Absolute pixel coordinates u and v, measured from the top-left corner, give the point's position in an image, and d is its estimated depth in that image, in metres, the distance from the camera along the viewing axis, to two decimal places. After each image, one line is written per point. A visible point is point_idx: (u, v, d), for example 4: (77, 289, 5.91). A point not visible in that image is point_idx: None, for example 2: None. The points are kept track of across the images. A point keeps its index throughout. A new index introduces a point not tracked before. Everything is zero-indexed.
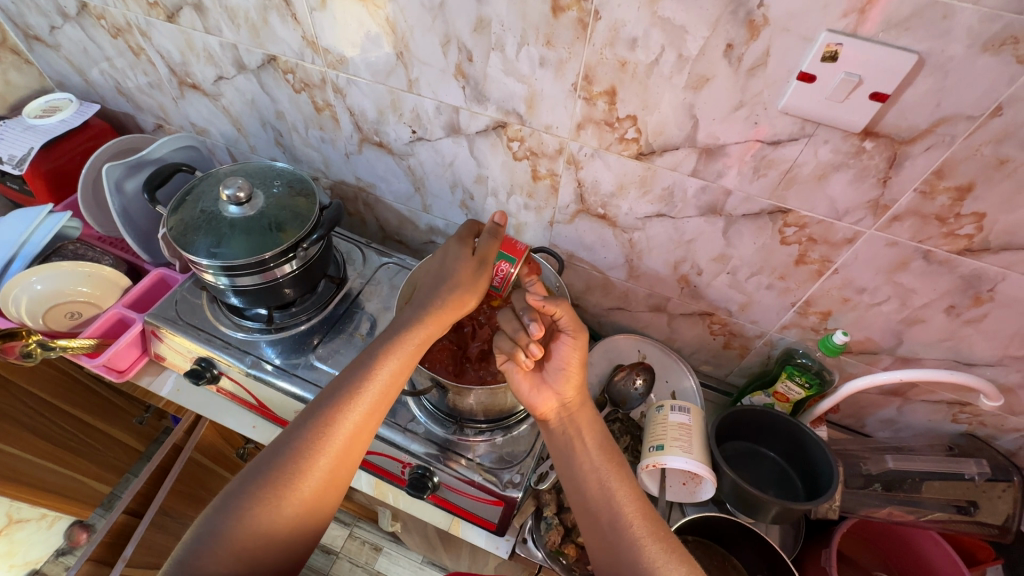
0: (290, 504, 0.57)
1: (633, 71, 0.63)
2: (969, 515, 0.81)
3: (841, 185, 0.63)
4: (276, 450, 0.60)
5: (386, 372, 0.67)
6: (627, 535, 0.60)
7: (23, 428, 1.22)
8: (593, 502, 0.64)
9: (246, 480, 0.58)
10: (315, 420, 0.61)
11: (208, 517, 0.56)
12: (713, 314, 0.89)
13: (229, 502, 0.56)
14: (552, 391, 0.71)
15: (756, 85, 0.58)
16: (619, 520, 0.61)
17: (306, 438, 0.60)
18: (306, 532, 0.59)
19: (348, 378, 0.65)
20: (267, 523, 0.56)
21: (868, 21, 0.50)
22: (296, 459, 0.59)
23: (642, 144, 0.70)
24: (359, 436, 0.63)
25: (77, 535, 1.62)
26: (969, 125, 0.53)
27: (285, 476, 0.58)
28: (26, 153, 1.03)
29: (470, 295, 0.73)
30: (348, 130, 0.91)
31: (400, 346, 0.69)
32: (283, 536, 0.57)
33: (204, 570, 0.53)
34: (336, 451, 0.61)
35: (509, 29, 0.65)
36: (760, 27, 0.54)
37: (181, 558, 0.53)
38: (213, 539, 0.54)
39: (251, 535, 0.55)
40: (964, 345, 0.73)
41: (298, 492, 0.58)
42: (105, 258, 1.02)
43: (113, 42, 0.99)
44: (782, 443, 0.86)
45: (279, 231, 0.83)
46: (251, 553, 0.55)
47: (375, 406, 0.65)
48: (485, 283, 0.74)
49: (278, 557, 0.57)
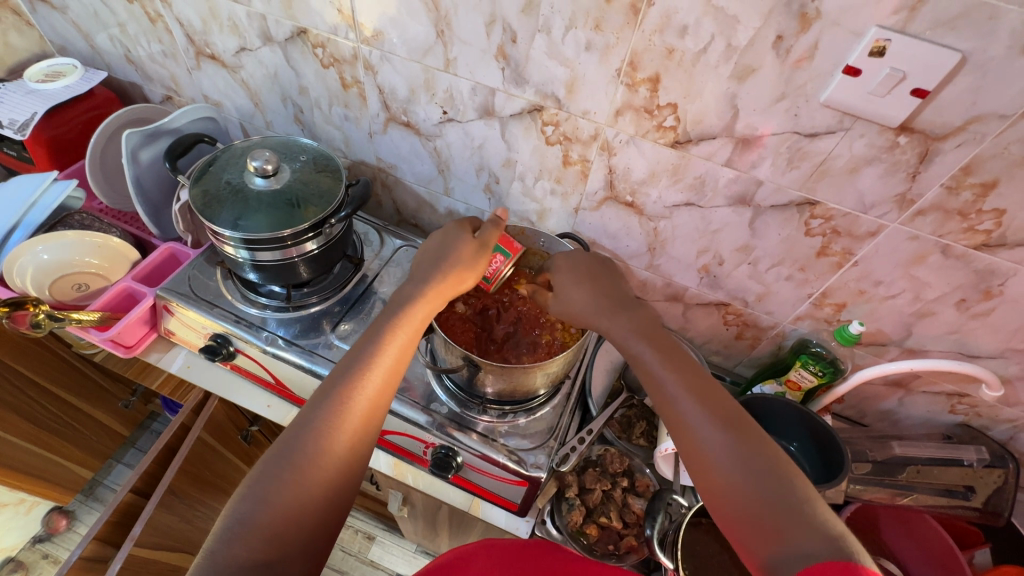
0: (312, 486, 0.56)
1: (680, 59, 0.64)
2: (964, 499, 0.86)
3: (871, 179, 0.66)
4: (294, 435, 0.58)
5: (391, 351, 0.66)
6: (727, 440, 0.56)
7: (9, 409, 1.16)
8: (683, 412, 0.59)
9: (267, 469, 0.56)
10: (330, 401, 0.60)
11: (236, 506, 0.54)
12: (729, 305, 0.92)
13: (254, 489, 0.55)
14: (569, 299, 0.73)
15: (800, 77, 0.60)
16: (681, 394, 0.60)
17: (321, 417, 0.59)
18: (330, 513, 0.57)
19: (354, 361, 0.64)
20: (292, 507, 0.54)
21: (916, 19, 0.52)
22: (315, 441, 0.58)
23: (680, 132, 0.71)
24: (373, 412, 0.62)
25: (56, 522, 1.57)
26: (1000, 124, 0.56)
27: (306, 459, 0.56)
28: (29, 118, 0.99)
29: (466, 274, 0.74)
30: (375, 109, 0.90)
31: (399, 325, 0.68)
32: (308, 519, 0.55)
33: (236, 559, 0.51)
34: (351, 428, 0.60)
35: (558, 12, 0.66)
36: (812, 20, 0.56)
37: (212, 550, 0.51)
38: (240, 528, 0.52)
39: (277, 520, 0.53)
40: (969, 338, 0.77)
41: (320, 473, 0.56)
42: (113, 230, 0.99)
43: (128, 7, 0.96)
44: (791, 431, 0.88)
45: (303, 207, 0.81)
46: (279, 538, 0.53)
47: (385, 383, 0.64)
48: (480, 265, 0.75)
49: (306, 542, 0.55)
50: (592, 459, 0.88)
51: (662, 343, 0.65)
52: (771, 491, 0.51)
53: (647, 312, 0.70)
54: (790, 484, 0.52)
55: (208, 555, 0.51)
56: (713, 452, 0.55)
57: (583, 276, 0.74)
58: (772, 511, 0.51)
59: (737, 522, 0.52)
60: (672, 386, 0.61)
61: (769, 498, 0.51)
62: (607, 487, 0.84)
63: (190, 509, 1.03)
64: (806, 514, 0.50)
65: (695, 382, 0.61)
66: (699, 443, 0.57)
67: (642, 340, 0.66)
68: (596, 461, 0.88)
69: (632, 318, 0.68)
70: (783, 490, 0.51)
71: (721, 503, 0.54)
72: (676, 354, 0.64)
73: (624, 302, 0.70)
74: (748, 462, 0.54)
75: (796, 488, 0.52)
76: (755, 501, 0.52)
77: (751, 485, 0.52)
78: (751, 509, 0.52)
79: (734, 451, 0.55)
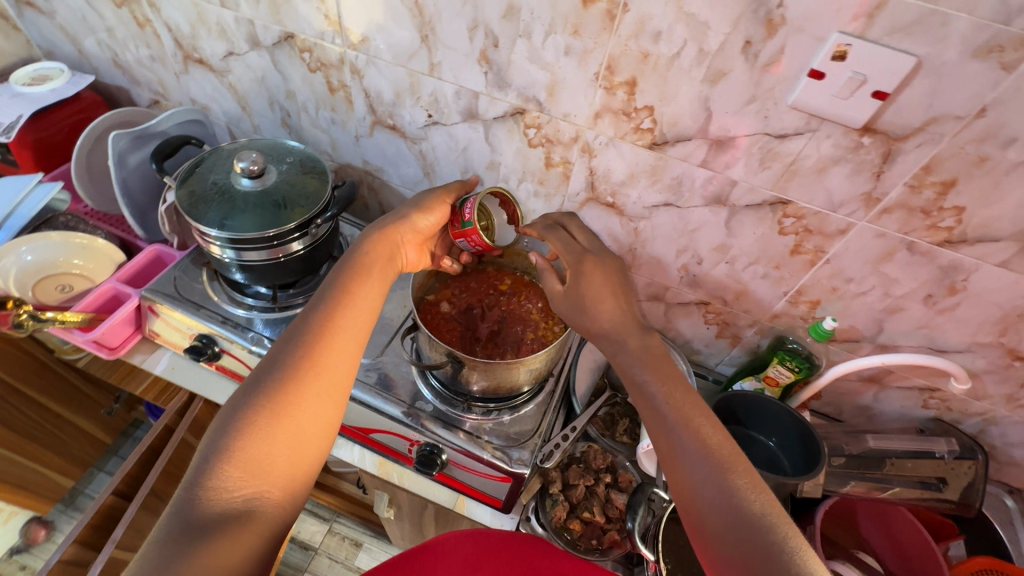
0: (289, 411, 0.52)
1: (655, 63, 0.67)
2: (937, 491, 0.89)
3: (838, 178, 0.69)
4: (264, 371, 0.55)
5: (359, 287, 0.65)
6: (714, 477, 0.53)
7: None
8: (672, 444, 0.56)
9: (239, 403, 0.53)
10: (298, 336, 0.58)
11: (211, 437, 0.51)
12: (709, 304, 0.94)
13: (226, 422, 0.51)
14: (593, 317, 0.67)
15: (768, 81, 0.63)
16: (674, 422, 0.57)
17: (293, 346, 0.57)
18: (316, 440, 0.54)
19: (321, 300, 0.63)
20: (269, 432, 0.51)
21: (874, 25, 0.55)
22: (287, 370, 0.55)
23: (656, 134, 0.74)
24: (347, 341, 0.60)
25: (35, 532, 1.54)
26: (956, 124, 0.59)
27: (279, 388, 0.53)
28: (15, 121, 0.99)
29: (423, 213, 0.75)
30: (361, 112, 0.92)
31: (364, 264, 0.67)
32: (288, 444, 0.51)
33: (215, 487, 0.47)
34: (325, 356, 0.57)
35: (539, 17, 0.68)
36: (777, 26, 0.59)
37: (191, 481, 0.48)
38: (215, 460, 0.49)
39: (255, 447, 0.50)
40: (937, 333, 0.80)
41: (296, 398, 0.53)
42: (98, 232, 0.99)
43: (116, 12, 0.97)
44: (769, 425, 0.91)
45: (289, 208, 0.82)
46: (260, 463, 0.49)
47: (356, 316, 0.62)
48: (438, 206, 0.76)
49: (290, 468, 0.51)
50: (577, 456, 0.89)
51: (659, 367, 0.62)
52: (753, 535, 0.49)
53: (648, 329, 0.66)
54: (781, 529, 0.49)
55: (184, 491, 0.48)
56: (698, 487, 0.53)
57: (605, 288, 0.68)
58: (752, 556, 0.48)
59: (716, 562, 0.50)
60: (665, 410, 0.59)
61: (751, 544, 0.48)
62: (590, 483, 0.85)
63: None
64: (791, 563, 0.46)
65: (688, 411, 0.58)
66: (685, 476, 0.54)
67: (639, 361, 0.63)
68: (580, 458, 0.89)
69: (634, 346, 0.64)
70: (768, 535, 0.48)
71: (700, 539, 0.52)
72: (674, 383, 0.61)
73: (630, 324, 0.66)
74: (731, 500, 0.51)
75: (782, 533, 0.48)
76: (736, 544, 0.49)
77: (736, 525, 0.50)
78: (731, 554, 0.49)
79: (720, 486, 0.52)
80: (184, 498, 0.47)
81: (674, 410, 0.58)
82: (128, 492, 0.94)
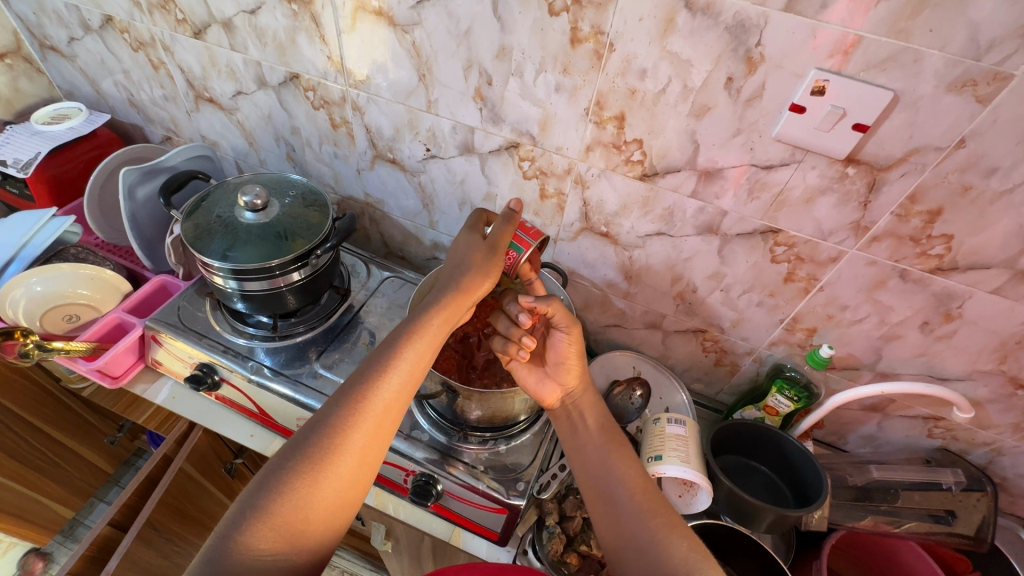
0: (329, 479, 0.53)
1: (642, 99, 0.69)
2: (948, 525, 0.84)
3: (826, 208, 0.70)
4: (310, 429, 0.56)
5: (411, 354, 0.63)
6: (657, 543, 0.57)
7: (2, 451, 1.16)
8: (616, 512, 0.62)
9: (281, 462, 0.54)
10: (346, 400, 0.58)
11: (250, 493, 0.52)
12: (706, 331, 0.94)
13: (269, 477, 0.53)
14: (555, 381, 0.76)
15: (752, 114, 0.65)
16: (618, 485, 0.64)
17: (339, 416, 0.56)
18: (343, 513, 0.55)
19: (374, 360, 0.62)
20: (305, 504, 0.52)
21: (850, 62, 0.57)
22: (332, 434, 0.55)
23: (647, 166, 0.76)
24: (390, 412, 0.59)
25: (33, 564, 1.56)
26: (937, 155, 0.60)
27: (321, 455, 0.54)
28: (32, 157, 1.03)
29: (484, 280, 0.69)
30: (363, 146, 0.95)
31: (419, 330, 0.65)
32: (321, 515, 0.53)
33: (243, 549, 0.49)
34: (368, 427, 0.57)
35: (529, 57, 0.72)
36: (757, 63, 0.61)
37: (223, 533, 0.49)
38: (252, 517, 0.50)
39: (290, 513, 0.51)
40: (937, 360, 0.78)
41: (335, 468, 0.54)
42: (107, 263, 1.03)
43: (133, 56, 1.02)
44: (772, 456, 0.89)
45: (291, 240, 0.84)
46: (291, 530, 0.51)
47: (403, 385, 0.61)
48: (497, 268, 0.70)
49: (317, 538, 0.52)
50: (574, 487, 0.87)
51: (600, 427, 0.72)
52: None
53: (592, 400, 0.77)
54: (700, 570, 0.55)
55: (217, 539, 0.49)
56: (635, 541, 0.59)
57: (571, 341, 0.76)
58: None
59: None
60: (608, 473, 0.66)
61: None
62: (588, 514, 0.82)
63: (167, 543, 1.03)
64: None
65: (625, 466, 0.66)
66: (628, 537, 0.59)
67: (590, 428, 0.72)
68: (577, 489, 0.87)
69: (591, 425, 0.72)
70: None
71: None
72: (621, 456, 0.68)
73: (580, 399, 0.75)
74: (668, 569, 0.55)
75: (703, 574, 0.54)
76: None
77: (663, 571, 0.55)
78: None
79: (660, 550, 0.57)
80: (216, 548, 0.49)
81: (621, 479, 0.65)
82: (124, 522, 0.95)
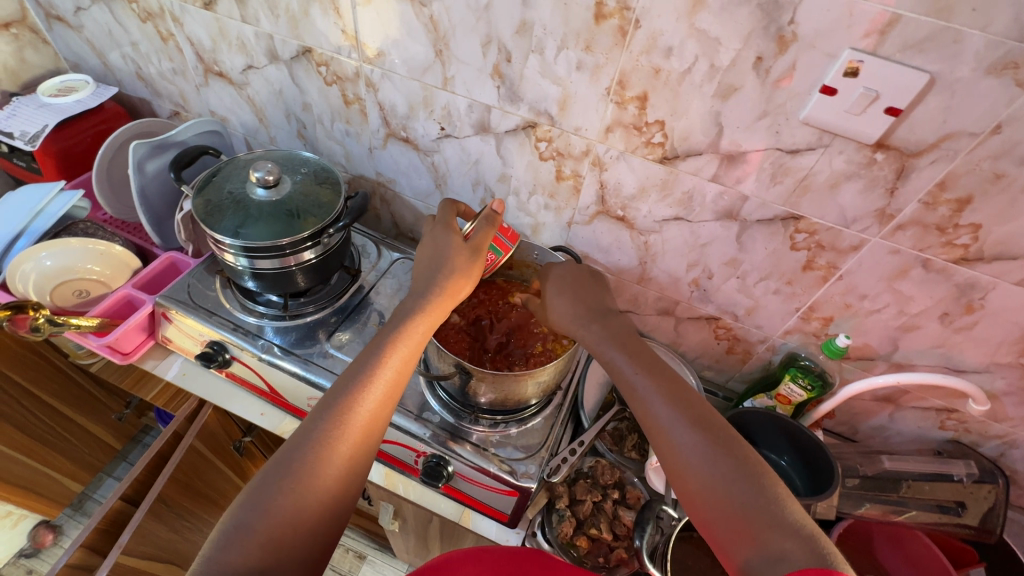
0: (315, 490, 0.53)
1: (666, 78, 0.68)
2: (956, 515, 0.85)
3: (851, 194, 0.68)
4: (296, 443, 0.55)
5: (394, 361, 0.63)
6: (707, 451, 0.54)
7: (10, 424, 1.16)
8: (661, 423, 0.58)
9: (267, 478, 0.53)
10: (330, 412, 0.57)
11: (238, 510, 0.51)
12: (720, 319, 0.93)
13: (256, 494, 0.52)
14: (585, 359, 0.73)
15: (780, 96, 0.63)
16: (656, 394, 0.60)
17: (324, 428, 0.56)
18: (331, 524, 0.54)
19: (358, 368, 0.61)
20: (292, 518, 0.51)
21: (886, 42, 0.55)
22: (317, 445, 0.55)
23: (667, 149, 0.74)
24: (375, 421, 0.59)
25: (42, 536, 1.57)
26: (971, 141, 0.58)
27: (306, 467, 0.53)
28: (40, 130, 1.02)
29: (463, 282, 0.70)
30: (375, 125, 0.94)
31: (400, 337, 0.65)
32: (308, 527, 0.52)
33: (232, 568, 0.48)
34: (353, 437, 0.57)
35: (551, 33, 0.70)
36: (789, 42, 0.59)
37: (210, 553, 0.48)
38: (239, 535, 0.49)
39: (276, 529, 0.50)
40: (955, 352, 0.78)
41: (320, 480, 0.53)
42: (116, 238, 1.02)
43: (141, 27, 1.00)
44: (785, 445, 0.88)
45: (302, 218, 0.83)
46: (278, 546, 0.50)
47: (388, 391, 0.61)
48: (476, 272, 0.71)
49: (305, 552, 0.51)
50: (584, 471, 0.89)
51: (653, 369, 0.62)
52: (744, 492, 0.51)
53: (629, 330, 0.69)
54: (756, 480, 0.52)
55: (204, 562, 0.48)
56: (684, 452, 0.55)
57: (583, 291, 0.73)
58: (741, 513, 0.50)
59: (711, 521, 0.52)
60: (646, 386, 0.61)
61: (740, 501, 0.51)
62: (597, 498, 0.84)
63: (177, 518, 1.04)
64: (773, 511, 0.50)
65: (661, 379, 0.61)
66: (676, 449, 0.56)
67: (634, 364, 0.64)
68: (587, 473, 0.88)
69: (622, 341, 0.66)
70: (753, 489, 0.51)
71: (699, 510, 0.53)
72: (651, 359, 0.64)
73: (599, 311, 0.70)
74: (782, 561, 0.46)
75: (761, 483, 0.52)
76: (726, 502, 0.51)
77: (719, 482, 0.52)
78: (726, 512, 0.51)
79: (712, 462, 0.54)
80: (204, 568, 0.48)
81: (659, 390, 0.60)
82: (135, 497, 0.96)
